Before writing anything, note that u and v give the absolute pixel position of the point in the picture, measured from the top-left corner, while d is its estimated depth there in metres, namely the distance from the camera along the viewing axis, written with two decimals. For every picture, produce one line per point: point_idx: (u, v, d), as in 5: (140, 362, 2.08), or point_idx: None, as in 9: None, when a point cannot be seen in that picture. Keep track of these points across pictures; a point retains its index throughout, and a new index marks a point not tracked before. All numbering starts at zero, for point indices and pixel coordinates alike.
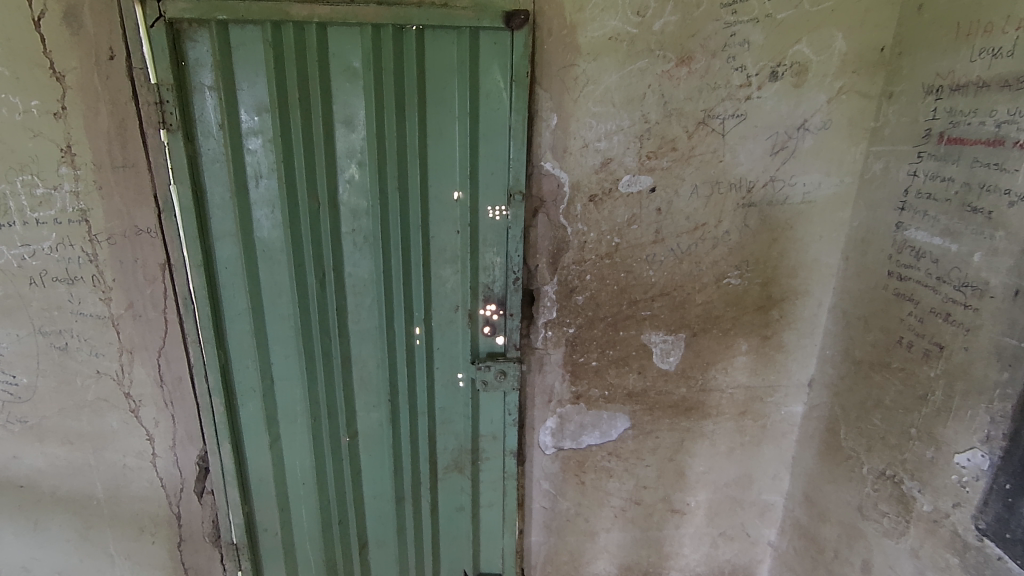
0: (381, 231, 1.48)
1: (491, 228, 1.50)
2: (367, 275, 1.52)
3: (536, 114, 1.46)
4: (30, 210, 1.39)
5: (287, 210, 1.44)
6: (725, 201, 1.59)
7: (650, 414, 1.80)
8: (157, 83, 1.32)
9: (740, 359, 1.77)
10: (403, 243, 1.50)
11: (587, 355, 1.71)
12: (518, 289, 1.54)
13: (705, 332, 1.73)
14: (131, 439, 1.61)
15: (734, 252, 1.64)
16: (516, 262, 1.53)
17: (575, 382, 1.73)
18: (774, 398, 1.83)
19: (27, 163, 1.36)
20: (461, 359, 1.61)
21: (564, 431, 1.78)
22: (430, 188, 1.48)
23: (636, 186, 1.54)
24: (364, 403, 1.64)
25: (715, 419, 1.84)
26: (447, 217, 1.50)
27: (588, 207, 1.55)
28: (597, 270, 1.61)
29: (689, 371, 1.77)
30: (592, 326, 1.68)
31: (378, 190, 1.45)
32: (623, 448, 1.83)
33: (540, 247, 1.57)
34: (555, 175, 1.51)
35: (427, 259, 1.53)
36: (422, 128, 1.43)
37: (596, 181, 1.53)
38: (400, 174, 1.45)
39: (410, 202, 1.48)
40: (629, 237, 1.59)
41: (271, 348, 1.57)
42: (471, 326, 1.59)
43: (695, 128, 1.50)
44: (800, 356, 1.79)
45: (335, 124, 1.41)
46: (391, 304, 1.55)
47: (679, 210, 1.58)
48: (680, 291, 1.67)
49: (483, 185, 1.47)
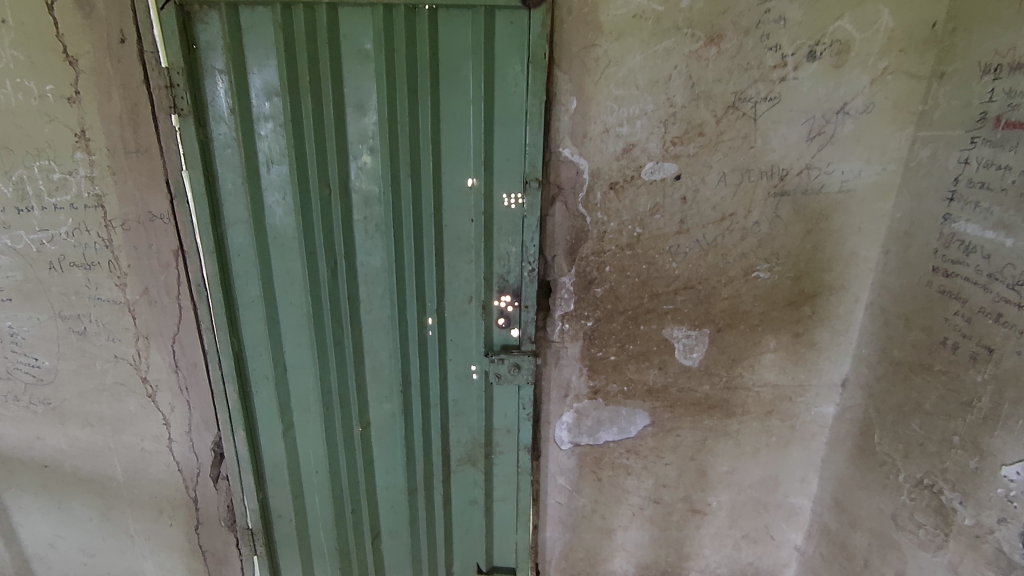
0: (394, 219, 1.44)
1: (506, 217, 1.44)
2: (378, 264, 1.49)
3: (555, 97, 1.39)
4: (48, 194, 1.39)
5: (298, 197, 1.41)
6: (755, 190, 1.49)
7: (672, 412, 1.74)
8: (168, 66, 1.30)
9: (768, 356, 1.69)
10: (415, 232, 1.46)
11: (606, 349, 1.65)
12: (534, 280, 1.48)
13: (730, 328, 1.65)
14: (149, 423, 1.63)
15: (763, 244, 1.55)
16: (532, 252, 1.46)
17: (592, 377, 1.68)
18: (803, 397, 1.74)
19: (43, 148, 1.36)
20: (474, 351, 1.57)
21: (581, 427, 1.73)
22: (444, 175, 1.43)
23: (660, 174, 1.46)
24: (376, 394, 1.62)
25: (740, 418, 1.76)
26: (460, 205, 1.45)
27: (608, 195, 1.47)
28: (617, 261, 1.55)
29: (714, 368, 1.69)
30: (611, 320, 1.61)
31: (390, 177, 1.41)
32: (643, 446, 1.77)
33: (558, 237, 1.51)
34: (574, 161, 1.44)
35: (440, 248, 1.48)
36: (435, 112, 1.38)
37: (618, 169, 1.45)
38: (413, 161, 1.41)
39: (423, 189, 1.44)
40: (652, 227, 1.52)
41: (284, 336, 1.56)
42: (485, 318, 1.54)
43: (724, 112, 1.42)
44: (833, 355, 1.69)
45: (346, 108, 1.37)
46: (404, 294, 1.51)
47: (706, 199, 1.50)
48: (705, 285, 1.59)
49: (498, 172, 1.42)
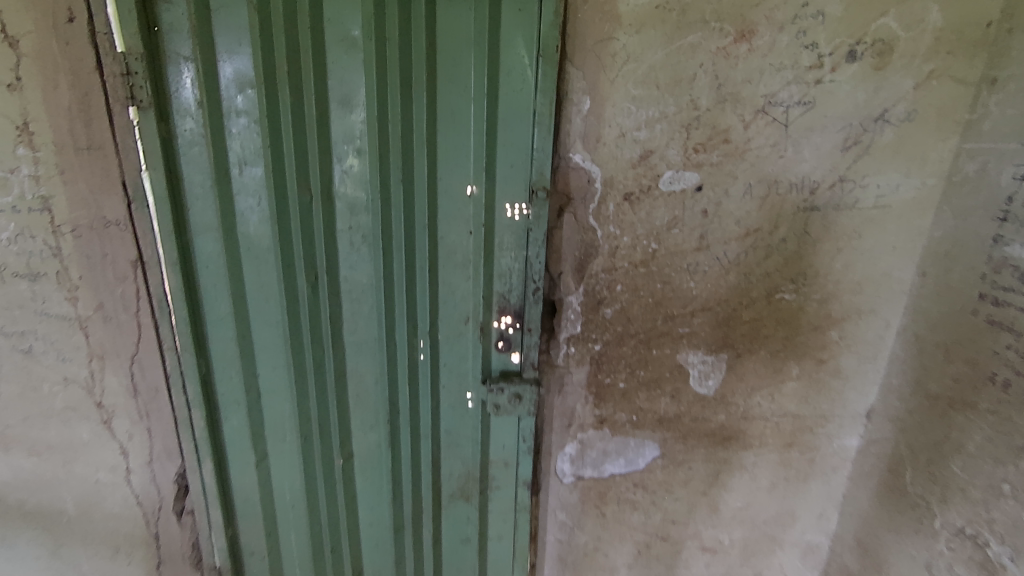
0: (382, 229, 1.28)
1: (508, 229, 1.28)
2: (364, 279, 1.33)
3: (566, 96, 1.24)
4: None
5: (274, 203, 1.25)
6: (783, 204, 1.35)
7: (684, 443, 1.59)
8: (125, 52, 1.14)
9: (789, 384, 1.55)
10: (407, 244, 1.31)
11: (614, 376, 1.50)
12: (538, 301, 1.33)
13: (750, 353, 1.51)
14: (104, 452, 1.45)
15: (790, 263, 1.41)
16: (537, 270, 1.31)
17: (599, 405, 1.53)
18: (826, 428, 1.61)
19: None
20: (470, 377, 1.42)
21: (584, 458, 1.59)
22: (440, 181, 1.28)
23: (679, 184, 1.32)
24: (360, 422, 1.46)
25: (757, 450, 1.62)
26: (458, 215, 1.30)
27: (622, 207, 1.33)
28: (629, 280, 1.40)
29: (730, 396, 1.55)
30: (621, 343, 1.47)
31: (379, 183, 1.25)
32: (651, 479, 1.63)
33: (566, 253, 1.36)
34: (586, 169, 1.30)
35: (434, 263, 1.33)
36: (431, 111, 1.23)
37: (633, 178, 1.31)
38: (404, 165, 1.25)
39: (416, 196, 1.28)
40: (669, 243, 1.37)
41: (258, 357, 1.40)
42: (482, 340, 1.38)
43: (753, 117, 1.27)
44: (859, 384, 1.56)
45: (330, 104, 1.21)
46: (392, 313, 1.35)
47: (729, 213, 1.35)
48: (724, 306, 1.45)
49: (501, 179, 1.26)
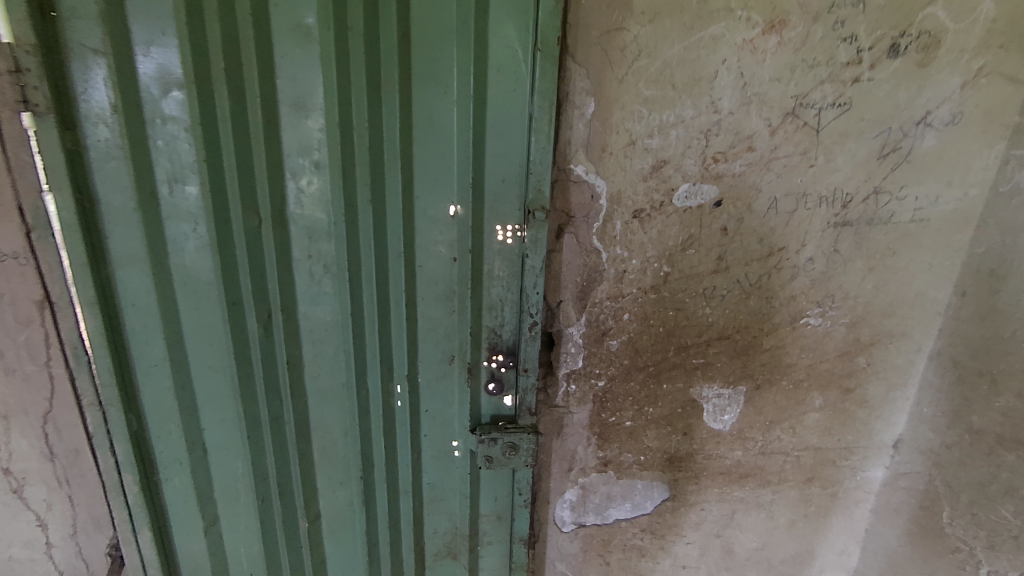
0: (349, 258, 1.07)
1: (500, 255, 1.09)
2: (328, 317, 1.11)
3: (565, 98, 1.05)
4: None
5: (214, 230, 1.02)
6: (812, 219, 1.19)
7: (696, 483, 1.42)
8: (11, 42, 0.88)
9: (812, 416, 1.39)
10: (378, 275, 1.10)
11: (620, 414, 1.32)
12: (535, 337, 1.14)
13: (770, 385, 1.34)
14: (17, 525, 1.22)
15: (817, 285, 1.25)
16: (534, 302, 1.12)
17: (602, 447, 1.35)
18: (849, 461, 1.46)
19: None
20: (457, 424, 1.22)
21: (586, 505, 1.40)
22: (417, 200, 1.07)
23: (696, 199, 1.14)
24: (328, 479, 1.24)
25: (776, 488, 1.46)
26: (439, 239, 1.09)
27: (630, 225, 1.15)
28: (638, 308, 1.22)
29: (748, 432, 1.39)
30: (628, 379, 1.29)
31: (343, 204, 1.03)
32: (660, 523, 1.45)
33: (566, 279, 1.17)
34: (589, 183, 1.11)
35: (411, 296, 1.12)
36: (406, 116, 1.02)
37: (644, 192, 1.13)
38: (374, 182, 1.04)
39: (388, 218, 1.07)
40: (683, 265, 1.19)
41: (202, 409, 1.18)
42: (471, 383, 1.19)
43: (781, 122, 1.10)
44: (886, 413, 1.41)
45: (281, 109, 0.99)
46: (363, 355, 1.14)
47: (752, 231, 1.18)
48: (743, 335, 1.28)
49: (490, 197, 1.06)
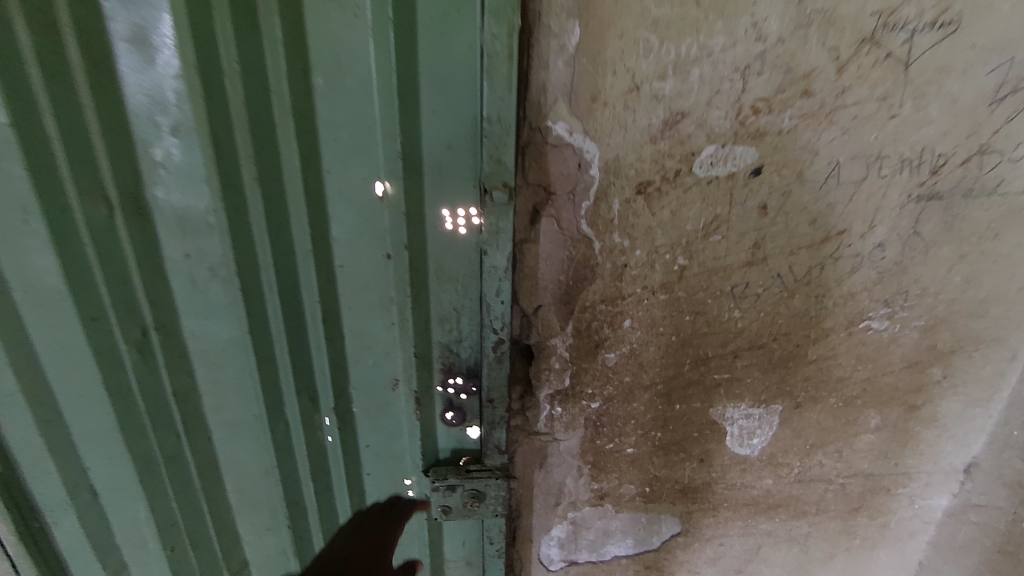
0: (239, 259, 0.79)
1: (449, 251, 0.79)
2: (222, 334, 0.84)
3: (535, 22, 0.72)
4: None
5: (49, 222, 0.72)
6: (887, 191, 0.86)
7: (714, 516, 1.16)
8: None
9: (865, 438, 1.10)
10: (284, 279, 0.81)
11: (621, 440, 1.05)
12: (502, 359, 0.85)
13: (813, 403, 1.05)
14: None
15: (886, 280, 0.93)
16: (499, 313, 0.82)
17: (598, 478, 1.08)
18: (906, 489, 1.18)
19: None
20: (408, 459, 0.96)
21: (578, 541, 1.15)
22: (328, 176, 0.77)
23: (725, 166, 0.82)
24: (251, 522, 1.02)
25: (813, 519, 1.19)
26: (365, 230, 0.79)
27: (632, 205, 0.84)
28: (643, 312, 0.92)
29: (781, 457, 1.11)
30: (630, 399, 1.00)
31: (221, 184, 0.74)
32: (668, 560, 1.20)
33: (544, 277, 0.88)
34: (574, 148, 0.80)
35: (333, 305, 0.84)
36: (300, 54, 0.70)
37: (651, 158, 0.81)
38: (262, 153, 0.74)
39: (290, 203, 0.77)
40: (704, 256, 0.88)
41: (83, 448, 0.90)
42: (422, 413, 0.91)
43: (853, 53, 0.76)
44: (959, 434, 1.12)
45: (114, 45, 0.68)
46: (274, 381, 0.88)
47: (802, 209, 0.86)
48: (782, 343, 0.98)
49: (430, 172, 0.75)
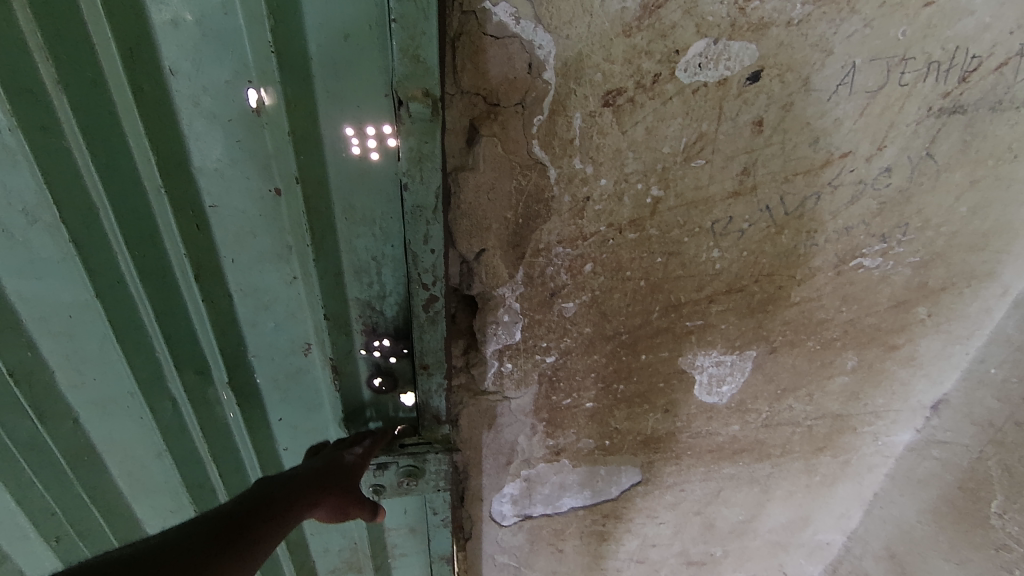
0: (65, 206, 0.65)
1: (358, 182, 0.65)
2: (63, 290, 0.71)
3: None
4: None
5: None
6: (906, 103, 0.70)
7: (677, 464, 1.08)
8: None
9: (840, 380, 1.02)
10: (136, 214, 0.67)
11: (579, 395, 0.92)
12: (435, 321, 0.72)
13: (790, 347, 0.94)
14: None
15: (888, 211, 0.80)
16: (430, 264, 0.67)
17: (553, 434, 0.97)
18: (873, 427, 1.12)
19: None
20: (334, 424, 0.87)
21: (532, 496, 1.06)
22: (171, 78, 0.60)
23: (717, 68, 0.64)
24: (146, 495, 0.94)
25: (777, 460, 1.13)
26: (238, 158, 0.65)
27: (598, 120, 0.65)
28: (608, 254, 0.76)
29: (751, 403, 1.01)
30: (590, 351, 0.87)
31: (19, 108, 0.59)
32: (627, 507, 1.13)
33: (487, 214, 0.70)
34: (521, 42, 0.59)
35: (210, 253, 0.70)
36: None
37: (624, 57, 0.61)
38: (69, 66, 0.58)
39: (124, 122, 0.62)
40: (683, 186, 0.72)
41: None
42: (346, 379, 0.80)
43: None
44: (935, 372, 1.05)
45: None
46: (143, 342, 0.77)
47: (805, 126, 0.69)
48: (764, 285, 0.84)
49: (322, 73, 0.59)
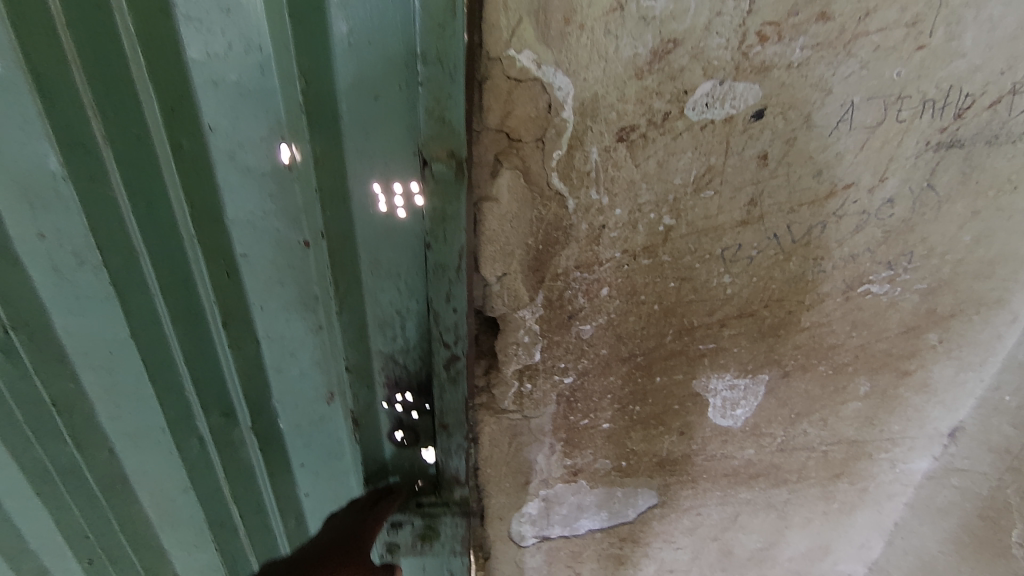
0: (111, 253, 0.73)
1: (385, 239, 0.73)
2: (105, 328, 0.78)
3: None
4: None
5: None
6: (904, 138, 0.74)
7: (693, 487, 1.10)
8: None
9: (853, 406, 1.04)
10: (174, 262, 0.74)
11: (596, 415, 0.95)
12: (452, 379, 0.82)
13: (802, 371, 0.97)
14: None
15: (892, 239, 0.83)
16: (448, 322, 0.77)
17: (571, 454, 1.00)
18: (889, 453, 1.13)
19: None
20: (354, 478, 0.95)
21: (550, 517, 1.08)
22: (209, 135, 0.67)
23: (724, 106, 0.69)
24: (170, 528, 0.99)
25: (793, 486, 1.14)
26: (270, 210, 0.72)
27: (613, 154, 0.70)
28: (623, 278, 0.81)
29: (765, 427, 1.03)
30: (607, 372, 0.90)
31: (74, 164, 0.67)
32: (644, 530, 1.14)
33: (510, 240, 0.75)
34: (543, 85, 0.65)
35: (239, 300, 0.77)
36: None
37: (636, 97, 0.67)
38: (121, 131, 0.66)
39: (166, 180, 0.69)
40: (694, 215, 0.76)
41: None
42: (368, 429, 0.90)
43: None
44: (949, 398, 1.06)
45: None
46: (173, 380, 0.83)
47: (809, 160, 0.74)
48: (774, 310, 0.88)
49: (352, 130, 0.67)
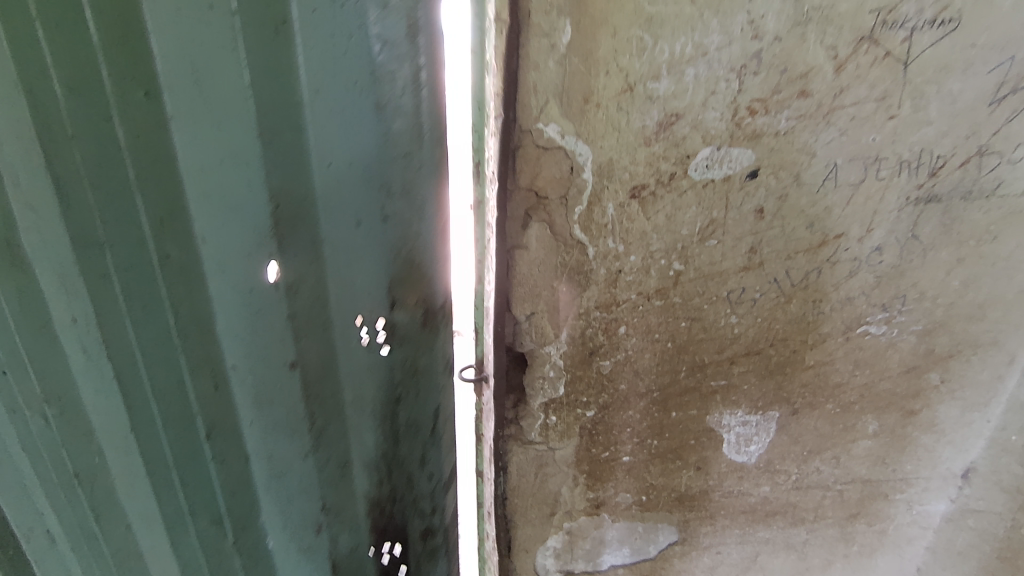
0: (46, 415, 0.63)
1: (366, 381, 0.84)
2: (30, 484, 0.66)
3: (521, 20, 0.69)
4: None
5: None
6: (885, 193, 0.84)
7: (712, 524, 1.14)
8: None
9: (863, 444, 1.09)
10: (169, 363, 0.65)
11: (616, 448, 1.02)
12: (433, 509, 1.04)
13: (811, 409, 1.03)
14: None
15: (884, 283, 0.92)
16: (424, 466, 0.99)
17: (594, 487, 1.06)
18: (905, 494, 1.16)
19: None
20: None
21: (574, 551, 1.13)
22: (164, 263, 0.61)
23: (722, 168, 0.80)
24: None
25: (811, 526, 1.17)
26: (240, 352, 0.70)
27: (627, 209, 0.82)
28: (638, 318, 0.90)
29: (779, 464, 1.09)
30: (626, 406, 0.98)
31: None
32: (666, 568, 1.18)
33: (538, 283, 0.86)
34: (566, 152, 0.77)
35: (203, 441, 0.71)
36: (79, 120, 0.53)
37: (646, 161, 0.79)
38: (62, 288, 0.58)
39: (120, 330, 0.62)
40: (700, 261, 0.86)
41: None
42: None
43: (852, 51, 0.75)
44: (958, 438, 1.10)
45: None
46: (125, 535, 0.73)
47: (801, 212, 0.84)
48: (779, 349, 0.96)
49: (335, 262, 0.74)
